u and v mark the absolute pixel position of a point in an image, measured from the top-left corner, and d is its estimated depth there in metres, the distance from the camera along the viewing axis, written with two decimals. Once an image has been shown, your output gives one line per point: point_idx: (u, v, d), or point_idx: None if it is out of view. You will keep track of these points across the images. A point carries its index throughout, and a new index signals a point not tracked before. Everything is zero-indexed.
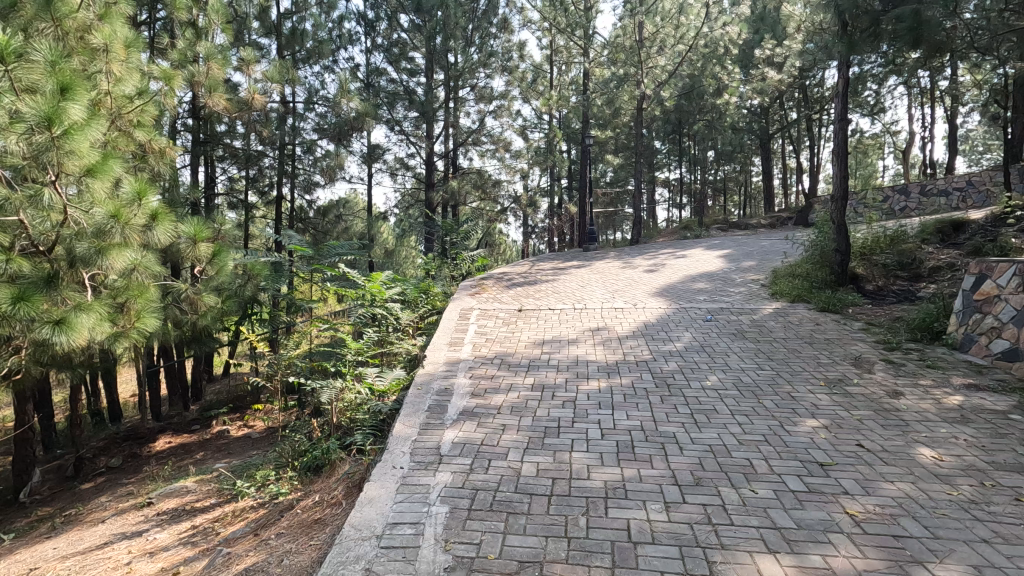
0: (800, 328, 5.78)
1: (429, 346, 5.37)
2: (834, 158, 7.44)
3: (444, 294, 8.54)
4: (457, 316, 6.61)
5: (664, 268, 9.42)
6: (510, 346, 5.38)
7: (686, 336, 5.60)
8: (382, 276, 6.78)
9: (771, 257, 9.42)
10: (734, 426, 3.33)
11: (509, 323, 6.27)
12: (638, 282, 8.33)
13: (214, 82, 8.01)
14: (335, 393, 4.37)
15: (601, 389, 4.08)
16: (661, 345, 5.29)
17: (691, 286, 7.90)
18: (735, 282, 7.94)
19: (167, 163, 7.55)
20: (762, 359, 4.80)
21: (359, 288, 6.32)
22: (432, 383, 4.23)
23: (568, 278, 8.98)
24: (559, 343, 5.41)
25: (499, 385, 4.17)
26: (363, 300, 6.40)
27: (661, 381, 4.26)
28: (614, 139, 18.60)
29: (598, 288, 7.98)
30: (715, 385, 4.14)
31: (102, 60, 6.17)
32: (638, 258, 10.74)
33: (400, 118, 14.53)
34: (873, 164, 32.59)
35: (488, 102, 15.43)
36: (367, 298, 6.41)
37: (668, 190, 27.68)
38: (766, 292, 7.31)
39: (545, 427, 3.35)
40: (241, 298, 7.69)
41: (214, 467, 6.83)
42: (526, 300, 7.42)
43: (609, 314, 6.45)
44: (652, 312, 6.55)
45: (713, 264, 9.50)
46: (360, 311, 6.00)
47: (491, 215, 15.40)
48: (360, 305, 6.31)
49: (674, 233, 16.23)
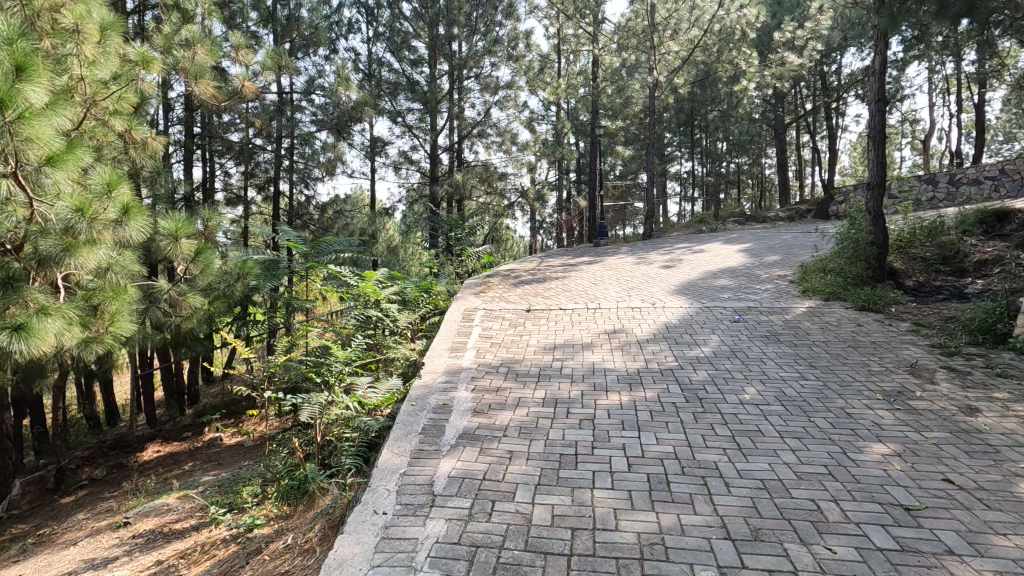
0: (839, 330, 5.20)
1: (428, 352, 4.85)
2: (871, 144, 6.82)
3: (447, 293, 8.02)
4: (460, 318, 6.09)
5: (681, 264, 8.84)
6: (518, 351, 4.84)
7: (713, 339, 5.04)
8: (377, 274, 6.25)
9: (797, 252, 8.81)
10: (787, 454, 2.78)
11: (517, 325, 5.73)
12: (654, 279, 7.78)
13: (202, 69, 7.45)
14: (315, 410, 3.81)
15: (624, 404, 3.54)
16: (686, 350, 4.74)
17: (712, 283, 7.33)
18: (760, 278, 7.35)
19: (150, 155, 7.06)
20: (803, 367, 4.24)
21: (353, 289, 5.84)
22: (428, 398, 3.69)
23: (579, 275, 8.44)
24: (573, 349, 4.86)
25: (504, 400, 3.63)
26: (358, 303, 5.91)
27: (692, 394, 3.71)
28: (624, 130, 17.98)
29: (612, 285, 7.43)
30: (755, 399, 3.58)
31: (74, 41, 5.64)
32: (652, 253, 10.16)
33: (403, 110, 14.00)
34: (891, 155, 31.73)
35: (494, 92, 14.87)
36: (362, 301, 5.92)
37: (679, 183, 27.03)
38: (796, 289, 6.72)
39: (560, 455, 2.82)
40: (230, 300, 7.22)
41: (200, 481, 6.36)
42: (534, 299, 6.88)
43: (625, 315, 5.90)
44: (673, 312, 5.99)
45: (734, 259, 8.92)
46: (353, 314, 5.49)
47: (498, 210, 14.90)
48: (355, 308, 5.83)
49: (688, 228, 15.61)
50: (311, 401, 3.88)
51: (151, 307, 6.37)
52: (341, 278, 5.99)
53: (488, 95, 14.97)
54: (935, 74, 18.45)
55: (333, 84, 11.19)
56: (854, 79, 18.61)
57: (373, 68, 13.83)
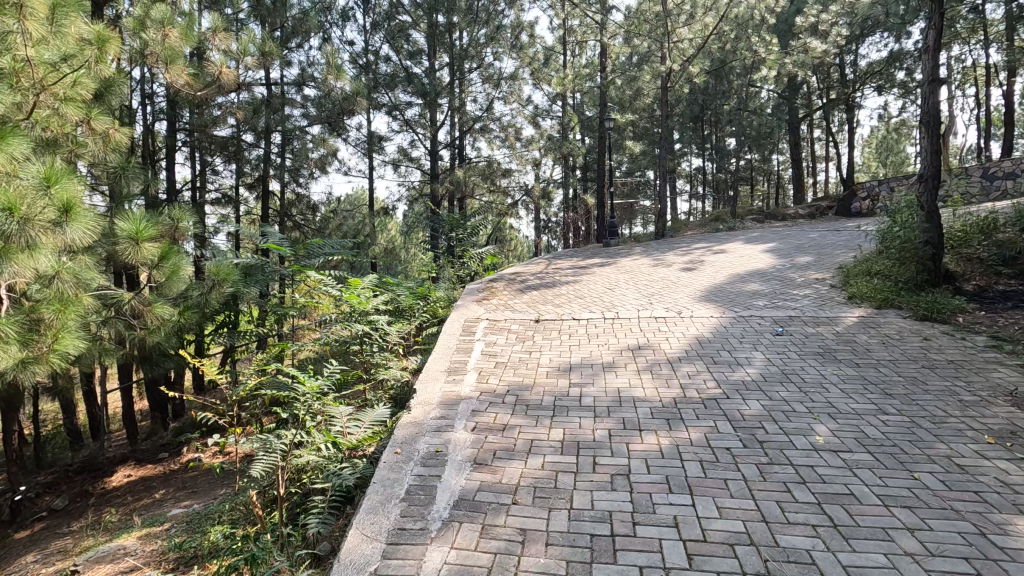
0: (905, 345, 4.42)
1: (420, 374, 4.11)
2: (923, 130, 6.01)
3: (447, 298, 7.28)
4: (459, 330, 5.34)
5: (704, 266, 8.06)
6: (527, 374, 4.08)
7: (757, 357, 4.28)
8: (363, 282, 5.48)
9: (831, 252, 8.02)
10: (904, 538, 2.03)
11: (525, 340, 4.98)
12: (676, 283, 7.01)
13: (173, 54, 6.70)
14: (267, 467, 2.98)
15: (666, 452, 2.78)
16: (727, 372, 3.98)
17: (742, 288, 6.55)
18: (796, 282, 6.59)
19: (114, 149, 6.34)
20: (877, 395, 3.47)
21: (330, 299, 5.04)
22: (415, 443, 2.92)
23: (593, 278, 7.71)
24: (593, 372, 4.07)
25: (513, 447, 2.87)
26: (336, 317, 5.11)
27: (748, 435, 2.94)
28: (633, 124, 17.20)
29: (629, 291, 6.68)
30: (833, 444, 2.82)
31: (16, 16, 4.66)
32: (669, 254, 9.38)
33: (401, 104, 13.27)
34: (905, 151, 30.91)
35: (496, 84, 14.14)
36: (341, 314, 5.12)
37: (688, 180, 26.26)
38: (840, 294, 5.95)
39: (593, 538, 2.08)
40: (204, 312, 6.52)
41: (168, 515, 5.62)
42: (544, 307, 6.13)
43: (649, 328, 5.13)
44: (703, 322, 5.24)
45: (761, 260, 8.14)
46: (330, 331, 4.69)
47: (501, 209, 14.18)
48: (335, 323, 5.03)
49: (702, 226, 14.80)
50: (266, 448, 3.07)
51: (114, 318, 5.72)
52: (322, 287, 5.22)
53: (491, 87, 14.23)
54: (958, 64, 17.63)
55: (323, 73, 10.39)
56: (872, 70, 17.80)
57: (369, 59, 13.11)
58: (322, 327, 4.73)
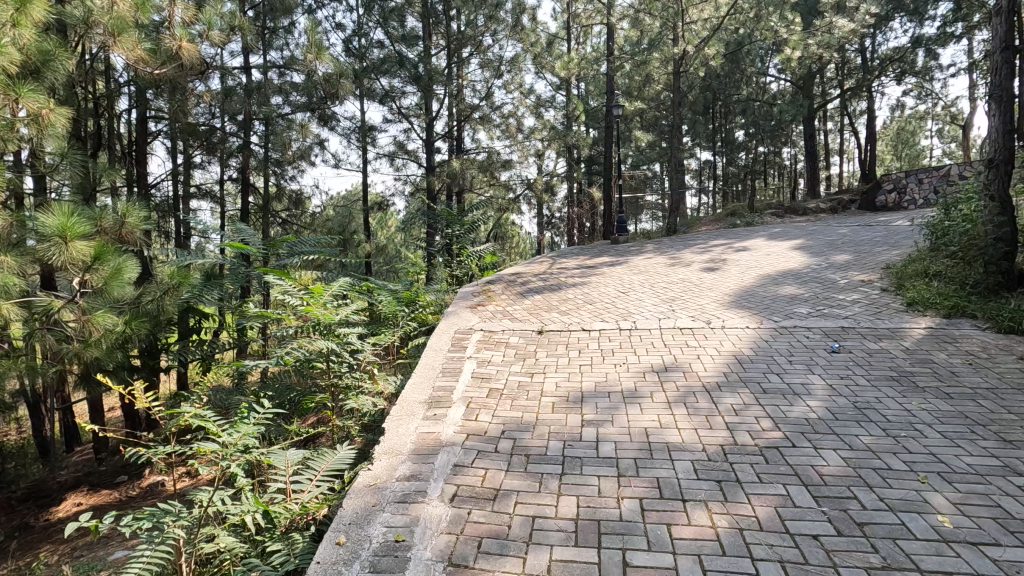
0: (1000, 368, 3.54)
1: (394, 408, 3.26)
2: (994, 106, 5.04)
3: (438, 304, 6.47)
4: (448, 346, 4.49)
5: (728, 266, 7.18)
6: (527, 408, 3.22)
7: (817, 383, 3.42)
8: (330, 289, 4.58)
9: (871, 249, 7.12)
10: None
11: (525, 359, 4.13)
12: (699, 286, 6.14)
13: (123, 23, 5.81)
14: (157, 560, 2.10)
15: (728, 546, 1.92)
16: (785, 405, 3.12)
17: (776, 292, 5.67)
18: (839, 285, 5.72)
19: (57, 133, 5.53)
20: (994, 447, 2.59)
21: (286, 311, 4.12)
22: (368, 526, 2.08)
23: (603, 279, 6.86)
24: (611, 405, 3.21)
25: (506, 534, 2.02)
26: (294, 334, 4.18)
27: (839, 514, 2.08)
28: (642, 112, 16.27)
29: (647, 295, 5.82)
30: (966, 532, 1.96)
31: None
32: (686, 252, 8.51)
33: (396, 91, 12.41)
34: (920, 142, 29.98)
35: (496, 71, 13.28)
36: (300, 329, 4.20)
37: (696, 174, 25.38)
38: (896, 300, 5.07)
39: None
40: (157, 322, 5.66)
41: (109, 559, 4.74)
42: (548, 315, 5.27)
43: (675, 343, 4.27)
44: (739, 335, 4.39)
45: (792, 259, 7.27)
46: (283, 351, 3.78)
47: (503, 204, 13.37)
48: (293, 341, 4.12)
49: (717, 222, 13.91)
50: (159, 532, 2.17)
51: (42, 329, 4.90)
52: (279, 296, 4.32)
53: (490, 74, 13.36)
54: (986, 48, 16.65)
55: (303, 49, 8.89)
56: (894, 55, 16.85)
57: (359, 43, 12.18)
58: (273, 346, 3.83)
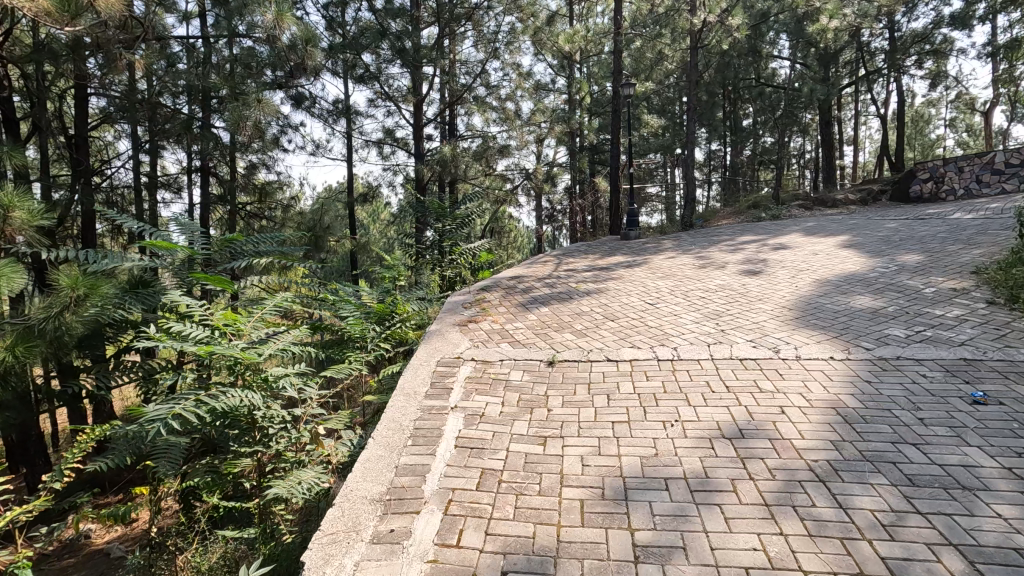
0: None
1: (331, 516, 2.04)
2: None
3: (422, 315, 5.26)
4: (426, 386, 3.27)
5: (771, 268, 5.98)
6: (535, 518, 2.01)
7: (982, 465, 2.21)
8: (239, 322, 3.19)
9: (944, 248, 5.92)
10: None
11: (532, 411, 2.91)
12: (744, 294, 4.93)
13: None
14: None
15: None
16: (957, 515, 1.92)
17: (849, 305, 4.45)
18: (926, 294, 4.51)
19: None
20: None
21: (181, 344, 2.81)
22: None
23: (624, 285, 5.64)
24: (674, 511, 2.01)
25: None
26: (196, 378, 2.91)
27: None
28: (649, 96, 15.07)
29: (683, 308, 4.62)
30: None
31: None
32: (713, 251, 7.30)
33: (379, 70, 11.11)
34: (930, 132, 29.02)
35: (492, 48, 12.00)
36: (205, 370, 2.92)
37: (702, 165, 24.22)
38: (1015, 318, 3.85)
39: None
40: (60, 344, 4.40)
41: None
42: (560, 336, 4.07)
43: (741, 385, 3.07)
44: (825, 372, 3.19)
45: (847, 258, 6.07)
46: (168, 411, 2.54)
47: (499, 195, 12.15)
48: (192, 387, 2.85)
49: (737, 215, 12.73)
50: None
51: None
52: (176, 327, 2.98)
53: (486, 52, 12.08)
54: (1016, 27, 15.54)
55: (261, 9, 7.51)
56: (919, 34, 15.70)
57: (337, 14, 10.83)
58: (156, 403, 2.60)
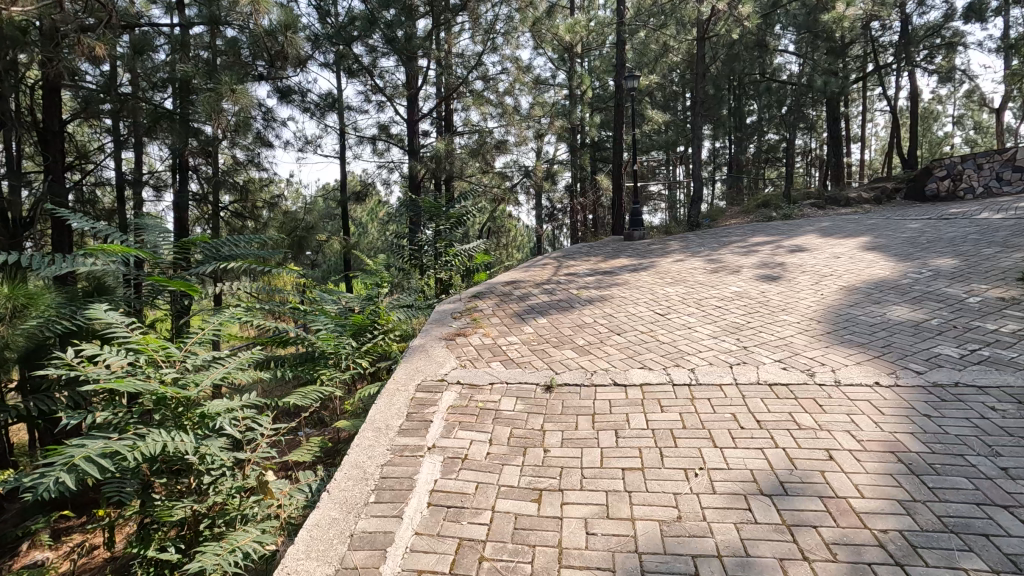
0: None
1: None
2: None
3: (406, 326, 4.74)
4: (402, 420, 2.75)
5: (790, 272, 5.46)
6: None
7: None
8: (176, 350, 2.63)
9: (979, 252, 5.41)
10: None
11: (524, 455, 2.40)
12: (765, 304, 4.44)
13: None
14: None
15: None
16: None
17: (886, 316, 3.95)
18: (971, 305, 4.00)
19: None
20: None
21: (89, 373, 2.27)
22: None
23: (630, 292, 5.14)
24: None
25: None
26: (113, 416, 2.37)
27: None
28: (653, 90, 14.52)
29: (699, 320, 4.11)
30: None
31: None
32: (725, 253, 6.77)
33: (372, 62, 10.57)
34: (937, 129, 28.49)
35: (490, 40, 11.46)
36: (125, 406, 2.39)
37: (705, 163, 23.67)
38: None
39: None
40: None
41: None
42: (561, 354, 3.56)
43: (774, 420, 2.57)
44: (873, 402, 2.69)
45: (872, 262, 5.56)
46: (65, 462, 2.01)
47: (497, 193, 11.63)
48: (112, 426, 2.33)
49: (744, 214, 12.22)
50: None
51: None
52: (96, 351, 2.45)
53: (484, 44, 11.54)
54: None
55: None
56: (933, 27, 15.16)
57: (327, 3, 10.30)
58: (56, 447, 2.08)
